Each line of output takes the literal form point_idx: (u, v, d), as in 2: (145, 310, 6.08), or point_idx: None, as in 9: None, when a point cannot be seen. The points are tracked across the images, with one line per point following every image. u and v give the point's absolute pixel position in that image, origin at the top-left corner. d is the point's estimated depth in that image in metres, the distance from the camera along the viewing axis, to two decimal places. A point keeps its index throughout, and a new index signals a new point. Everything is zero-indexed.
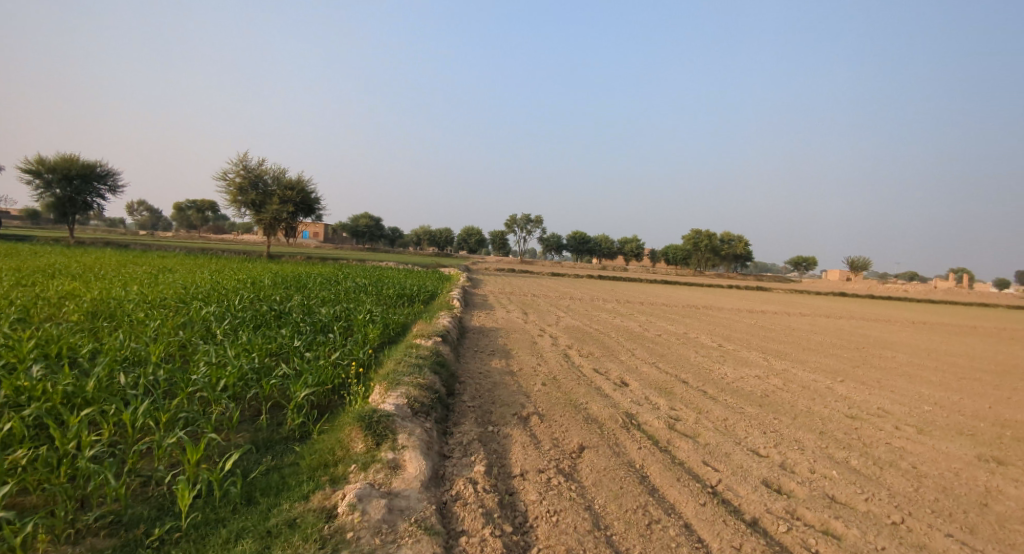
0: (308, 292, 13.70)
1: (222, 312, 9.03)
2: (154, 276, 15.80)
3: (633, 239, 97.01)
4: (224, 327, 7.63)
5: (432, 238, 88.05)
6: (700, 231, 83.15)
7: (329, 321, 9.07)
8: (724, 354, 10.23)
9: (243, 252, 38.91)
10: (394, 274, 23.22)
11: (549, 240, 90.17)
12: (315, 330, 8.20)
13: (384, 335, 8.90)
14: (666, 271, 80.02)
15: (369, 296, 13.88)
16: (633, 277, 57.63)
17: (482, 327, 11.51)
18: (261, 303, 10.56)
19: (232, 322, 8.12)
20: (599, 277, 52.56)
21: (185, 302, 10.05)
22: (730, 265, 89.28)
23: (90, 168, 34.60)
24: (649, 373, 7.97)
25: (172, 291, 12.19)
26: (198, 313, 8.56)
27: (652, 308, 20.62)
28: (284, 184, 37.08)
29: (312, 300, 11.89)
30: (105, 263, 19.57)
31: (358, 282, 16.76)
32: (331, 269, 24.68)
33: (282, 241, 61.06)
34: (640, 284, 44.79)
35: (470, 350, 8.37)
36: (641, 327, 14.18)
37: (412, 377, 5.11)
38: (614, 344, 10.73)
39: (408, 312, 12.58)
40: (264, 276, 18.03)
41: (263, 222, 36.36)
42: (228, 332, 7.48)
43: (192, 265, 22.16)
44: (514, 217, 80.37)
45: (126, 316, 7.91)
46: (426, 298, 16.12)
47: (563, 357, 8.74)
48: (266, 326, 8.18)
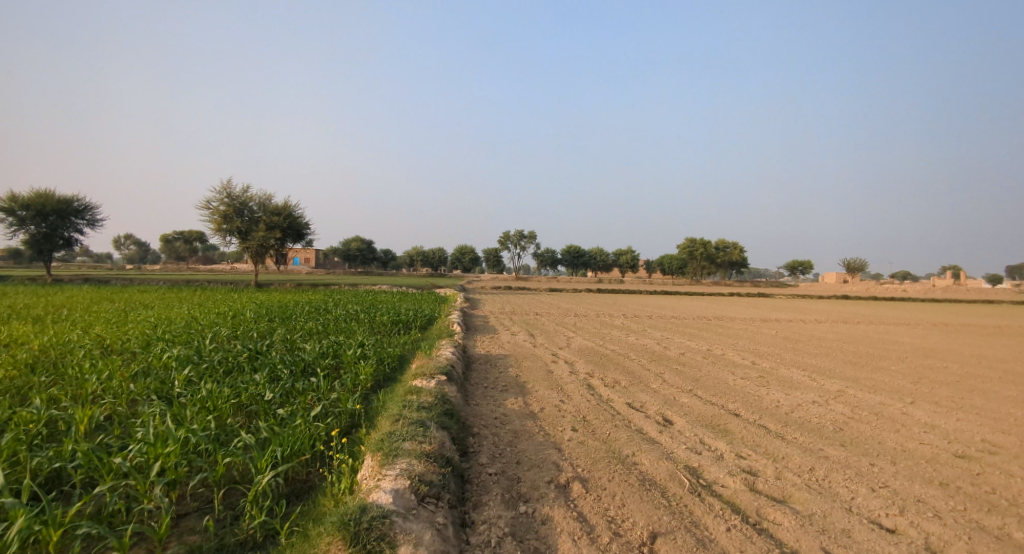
0: (294, 324, 12.45)
1: (189, 354, 7.78)
2: (125, 314, 14.47)
3: (628, 250, 96.41)
4: (183, 377, 6.38)
5: (426, 258, 87.01)
6: (695, 239, 82.81)
7: (314, 358, 7.85)
8: (763, 374, 9.07)
9: (232, 282, 37.55)
10: (389, 298, 21.99)
11: (544, 256, 89.41)
12: (296, 373, 6.97)
13: (377, 375, 7.67)
14: (663, 282, 79.23)
15: (360, 325, 12.63)
16: (633, 289, 56.65)
17: (488, 355, 10.28)
18: (237, 341, 9.31)
19: (193, 369, 6.87)
20: (598, 290, 51.61)
21: (147, 344, 8.79)
22: (727, 273, 88.74)
23: (66, 203, 33.42)
24: (690, 405, 6.78)
25: (137, 331, 10.91)
26: (157, 359, 7.31)
27: (664, 323, 19.43)
28: (271, 211, 35.98)
29: (296, 334, 10.65)
30: (78, 301, 18.28)
31: (348, 310, 15.50)
32: (321, 296, 23.47)
33: (273, 269, 59.77)
34: (642, 297, 43.74)
35: (478, 388, 7.14)
36: (660, 345, 12.98)
37: (415, 442, 3.91)
38: (638, 369, 9.53)
39: (404, 342, 11.34)
40: (247, 308, 16.74)
41: (250, 249, 35.14)
42: (187, 383, 6.24)
43: (171, 299, 20.88)
44: (507, 234, 79.66)
45: (66, 368, 6.64)
46: (424, 324, 14.87)
47: (586, 389, 7.54)
48: (235, 373, 6.91)
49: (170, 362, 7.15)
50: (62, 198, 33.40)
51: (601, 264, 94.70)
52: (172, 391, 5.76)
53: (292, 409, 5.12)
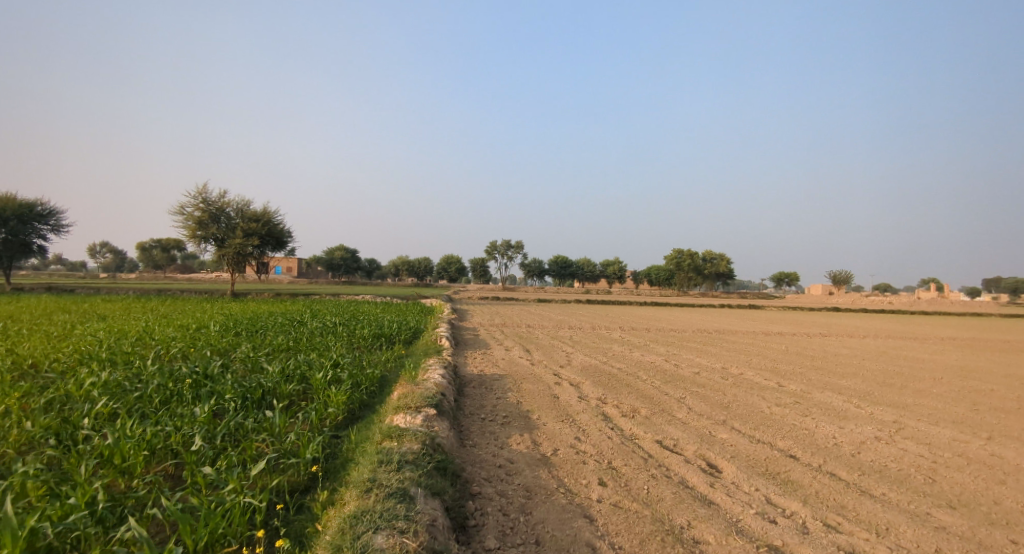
0: (262, 338, 11.02)
1: (121, 377, 6.33)
2: (71, 326, 12.86)
3: (616, 261, 95.98)
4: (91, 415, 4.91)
5: (412, 268, 85.50)
6: (681, 251, 82.72)
7: (276, 382, 6.46)
8: (798, 401, 7.98)
9: (207, 291, 35.67)
10: (372, 309, 20.64)
11: (532, 267, 88.49)
12: (247, 405, 5.58)
13: (349, 405, 6.30)
14: (652, 293, 78.64)
15: (336, 340, 11.24)
16: (622, 301, 55.91)
17: (482, 376, 8.99)
18: (186, 358, 7.88)
19: (115, 401, 5.41)
20: (588, 301, 50.67)
21: (73, 365, 7.29)
22: (714, 285, 88.60)
23: (29, 207, 31.44)
24: (733, 444, 5.59)
25: (72, 346, 9.38)
26: (72, 385, 5.83)
27: (664, 336, 18.32)
28: (250, 217, 34.38)
29: (261, 351, 9.22)
30: (24, 311, 16.53)
31: (325, 322, 14.06)
32: (300, 306, 21.97)
33: (252, 278, 57.79)
34: (632, 308, 42.99)
35: (474, 422, 5.81)
36: (669, 363, 11.83)
37: (391, 534, 2.62)
38: (655, 393, 8.33)
39: (385, 361, 9.96)
40: (213, 319, 15.22)
41: (227, 257, 33.47)
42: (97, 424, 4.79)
43: (134, 309, 19.19)
44: (495, 244, 78.65)
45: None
46: (408, 339, 13.50)
47: (603, 422, 6.30)
48: (168, 405, 5.47)
49: (87, 389, 5.68)
50: (24, 202, 31.42)
51: (589, 275, 94.12)
52: (68, 437, 4.29)
53: (223, 470, 3.73)
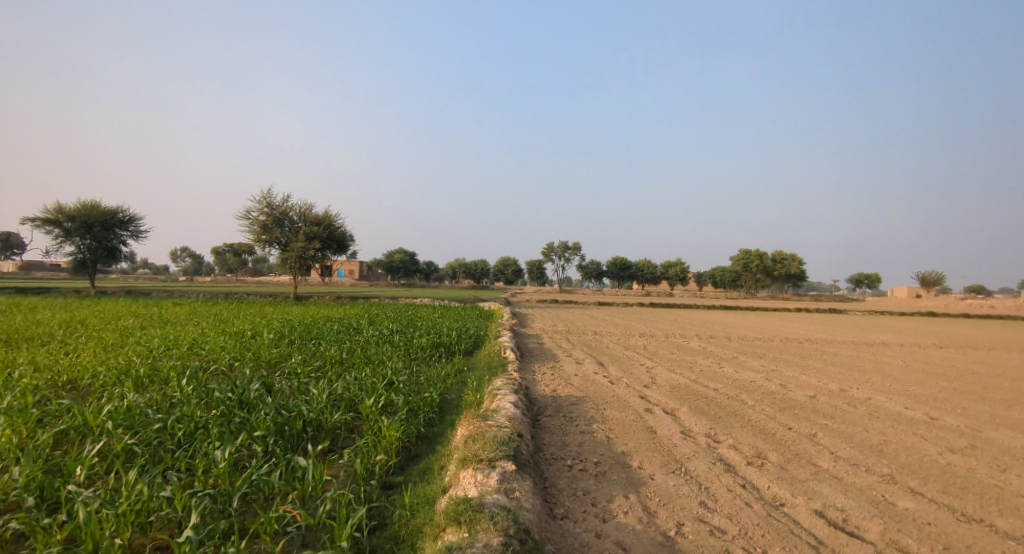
0: (315, 349, 10.22)
1: (150, 397, 5.47)
2: (133, 332, 12.70)
3: (677, 262, 91.84)
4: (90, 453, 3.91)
5: (468, 270, 85.58)
6: (749, 251, 77.78)
7: (320, 409, 5.43)
8: (975, 444, 6.15)
9: (272, 294, 36.54)
10: (431, 313, 19.84)
11: (589, 268, 86.29)
12: (280, 444, 4.48)
13: (402, 444, 5.12)
14: (718, 295, 74.35)
15: (392, 352, 10.26)
16: (688, 304, 52.85)
17: (557, 399, 7.66)
18: (228, 374, 7.05)
19: (128, 433, 4.44)
20: (650, 304, 48.29)
21: (107, 377, 6.55)
22: (786, 287, 82.67)
23: (111, 214, 33.17)
24: (931, 521, 3.98)
25: (123, 356, 8.87)
26: (88, 404, 4.94)
27: (752, 346, 16.25)
28: (311, 220, 34.79)
29: (309, 366, 8.32)
30: (97, 316, 16.83)
31: (382, 329, 13.22)
32: (358, 310, 21.55)
33: (315, 281, 59.41)
34: (701, 312, 40.29)
35: (560, 476, 4.46)
36: (773, 382, 10.06)
37: None
38: (776, 428, 6.73)
39: (445, 379, 8.82)
40: (272, 325, 14.78)
41: (290, 260, 34.04)
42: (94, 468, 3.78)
43: (199, 313, 19.35)
44: (551, 245, 77.09)
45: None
46: (469, 350, 12.38)
47: (729, 476, 4.82)
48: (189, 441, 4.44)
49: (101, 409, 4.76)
50: (107, 209, 33.20)
51: (649, 276, 90.65)
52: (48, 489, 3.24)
53: None
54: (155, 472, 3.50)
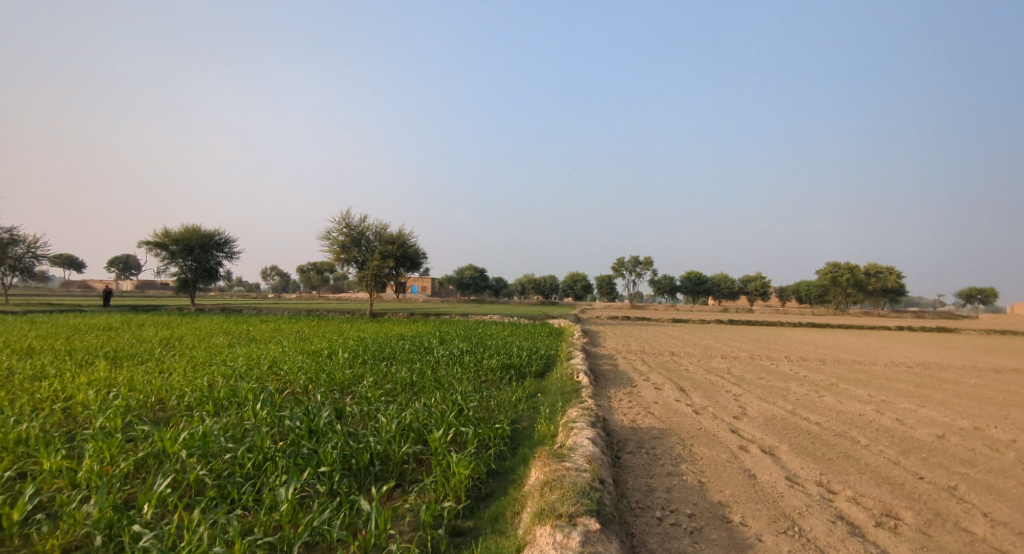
0: (386, 370, 10.22)
1: (226, 424, 5.58)
2: (223, 350, 13.45)
3: (757, 276, 86.30)
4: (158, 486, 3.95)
5: (536, 286, 85.47)
6: (839, 263, 71.55)
7: (388, 440, 5.25)
8: None
9: (349, 311, 38.18)
10: (501, 332, 19.67)
11: (661, 283, 83.21)
12: (346, 482, 4.30)
13: (472, 483, 4.76)
14: (804, 311, 68.82)
15: (462, 375, 10.04)
16: (772, 321, 49.22)
17: (636, 432, 7.04)
18: (301, 398, 7.11)
19: (200, 465, 4.49)
20: (730, 321, 45.44)
21: (193, 403, 6.85)
22: (885, 303, 74.97)
23: (209, 237, 36.25)
24: None
25: (211, 376, 9.31)
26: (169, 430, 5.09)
27: (855, 371, 14.48)
28: (386, 239, 36.08)
29: (380, 391, 8.23)
30: (195, 333, 18.17)
31: (452, 349, 13.12)
32: (429, 328, 21.80)
33: (390, 298, 61.67)
34: (788, 331, 37.21)
35: (649, 532, 3.90)
36: (888, 415, 8.72)
37: None
38: (904, 476, 5.66)
39: (516, 407, 8.43)
40: (347, 343, 15.16)
41: (365, 278, 35.40)
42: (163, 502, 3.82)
43: (283, 331, 20.41)
44: (621, 260, 75.26)
45: (33, 448, 4.60)
46: (540, 372, 11.93)
47: (856, 542, 3.98)
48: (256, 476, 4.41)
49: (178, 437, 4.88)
50: (206, 233, 36.34)
51: (726, 291, 85.88)
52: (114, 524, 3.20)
53: None
54: (218, 512, 3.42)
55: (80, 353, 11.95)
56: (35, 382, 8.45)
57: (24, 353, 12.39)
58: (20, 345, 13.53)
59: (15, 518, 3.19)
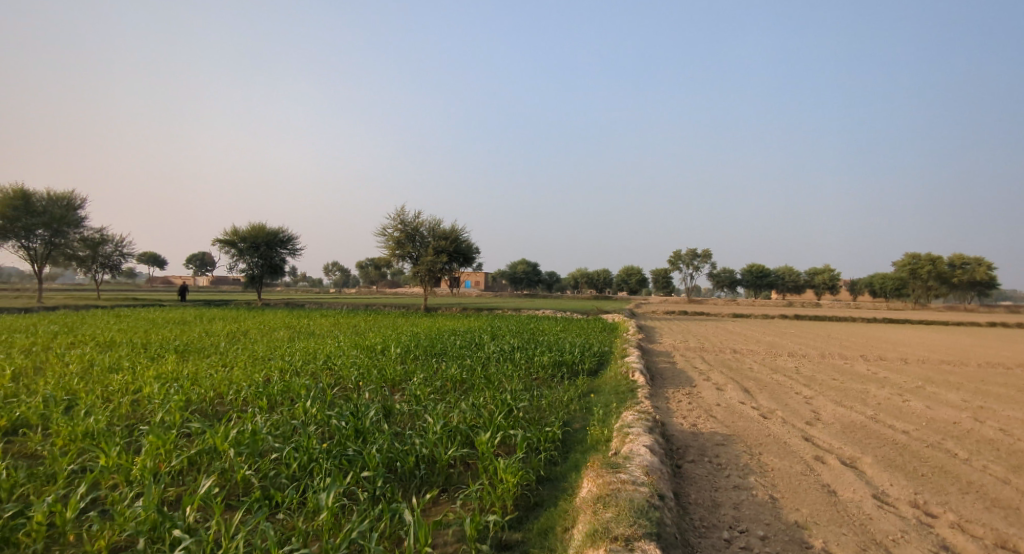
0: (436, 366, 10.15)
1: (278, 423, 5.79)
2: (283, 345, 13.98)
3: (826, 268, 80.85)
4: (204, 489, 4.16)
5: (590, 280, 84.31)
6: (919, 254, 65.71)
7: (434, 443, 5.16)
8: None
9: (405, 306, 39.02)
10: (553, 327, 19.33)
11: (721, 276, 79.75)
12: (387, 488, 4.27)
13: (520, 492, 4.53)
14: (882, 305, 63.71)
15: (511, 372, 9.79)
16: (843, 317, 45.85)
17: (696, 437, 6.55)
18: (353, 395, 7.18)
19: (247, 464, 4.71)
20: (798, 316, 42.69)
21: (250, 400, 7.16)
22: (973, 297, 68.22)
23: (274, 235, 38.17)
24: None
25: (269, 371, 9.63)
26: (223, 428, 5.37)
27: (945, 372, 12.96)
28: (439, 234, 36.53)
29: (430, 388, 8.15)
30: (260, 328, 19.10)
31: (502, 346, 12.93)
32: (481, 323, 21.79)
33: (445, 293, 62.76)
34: (861, 327, 34.46)
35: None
36: (990, 423, 7.57)
37: None
38: (1020, 498, 4.76)
39: (568, 407, 8.09)
40: (400, 338, 15.35)
41: (419, 273, 35.98)
42: (209, 503, 4.04)
43: (342, 325, 21.08)
44: (678, 253, 72.75)
45: (100, 445, 4.99)
46: (592, 370, 11.50)
47: None
48: (299, 480, 4.53)
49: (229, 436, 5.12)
50: (272, 231, 38.27)
51: (793, 284, 81.05)
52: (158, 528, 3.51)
53: None
54: (254, 518, 3.62)
55: (156, 346, 12.78)
56: (111, 375, 9.03)
57: (109, 345, 13.42)
58: (107, 338, 14.70)
59: (71, 516, 3.55)
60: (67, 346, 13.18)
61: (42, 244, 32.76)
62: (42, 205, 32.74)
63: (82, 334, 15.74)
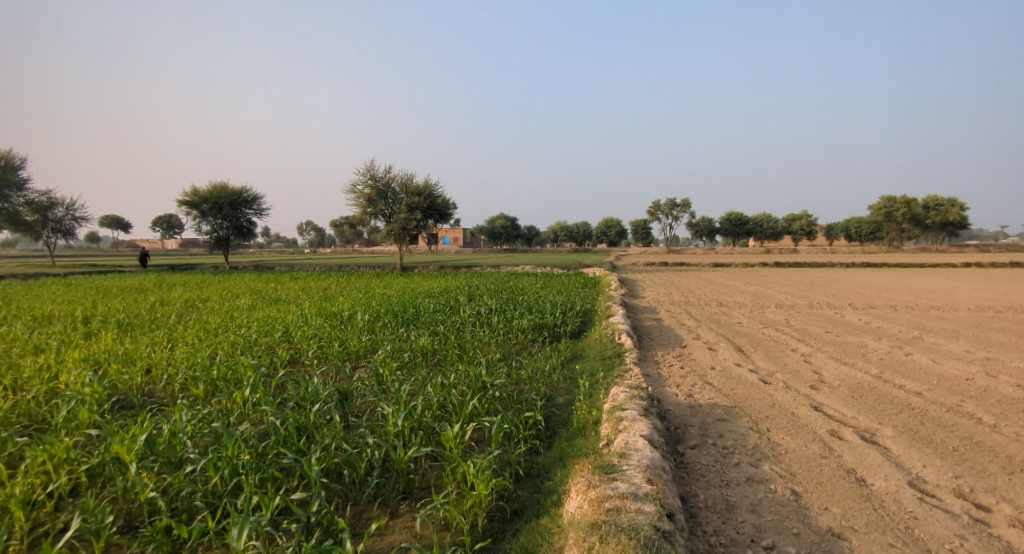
0: (405, 336, 9.26)
1: (207, 418, 4.85)
2: (240, 314, 12.86)
3: (803, 214, 81.23)
4: (87, 527, 3.25)
5: (571, 233, 83.51)
6: (894, 197, 66.15)
7: (391, 442, 4.34)
8: None
9: (379, 265, 37.74)
10: (534, 284, 18.55)
11: (700, 226, 79.63)
12: (327, 513, 3.43)
13: (494, 502, 3.75)
14: (856, 250, 64.59)
15: (487, 340, 8.95)
16: (820, 262, 46.21)
17: (693, 411, 5.89)
18: (304, 378, 6.27)
19: (155, 482, 3.80)
20: (776, 264, 42.75)
21: (184, 388, 6.15)
22: (943, 239, 69.61)
23: (237, 194, 35.97)
24: None
25: (217, 347, 8.57)
26: (132, 430, 4.39)
27: (936, 319, 12.55)
28: (412, 190, 34.85)
29: (395, 364, 7.27)
30: (222, 294, 17.82)
31: (479, 308, 12.09)
32: (458, 282, 20.87)
33: (422, 250, 61.39)
34: (839, 272, 34.56)
35: None
36: (1005, 378, 7.01)
37: None
38: None
39: (549, 380, 7.32)
40: (369, 303, 14.34)
41: (392, 231, 34.52)
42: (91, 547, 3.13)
43: (310, 289, 19.91)
44: (657, 203, 71.84)
45: None
46: (576, 332, 10.72)
47: None
48: (220, 501, 3.65)
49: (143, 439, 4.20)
50: (234, 190, 36.03)
51: (770, 232, 81.58)
52: None
53: None
54: None
55: (95, 320, 11.52)
56: (29, 357, 7.85)
57: (45, 319, 12.12)
58: (45, 311, 13.33)
59: None
60: None
61: None
62: None
63: (18, 307, 14.31)
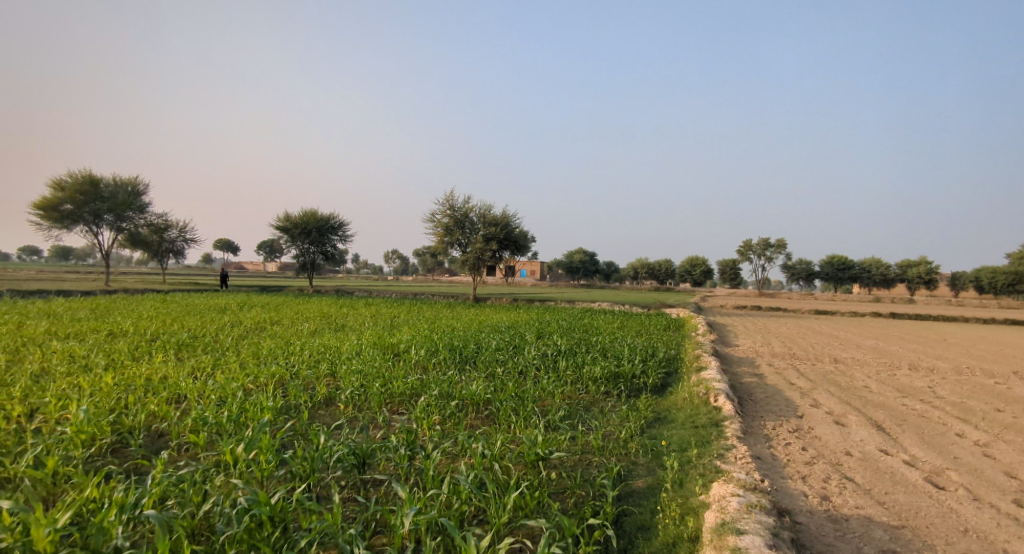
0: (455, 378, 8.06)
1: (187, 476, 3.91)
2: (298, 339, 12.39)
3: (923, 260, 71.60)
4: None
5: (650, 270, 79.84)
6: None
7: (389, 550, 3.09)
8: None
9: (452, 296, 37.52)
10: (610, 324, 16.84)
11: (797, 269, 72.78)
12: None
13: None
14: (994, 303, 55.28)
15: (550, 391, 7.47)
16: (951, 315, 39.62)
17: (831, 527, 4.09)
18: (323, 430, 5.24)
19: None
20: (894, 315, 37.15)
21: (190, 426, 5.31)
22: None
23: (325, 221, 37.68)
24: None
25: (251, 380, 7.80)
26: (91, 486, 3.52)
27: None
28: (488, 221, 34.51)
29: (435, 419, 6.04)
30: (292, 318, 17.81)
31: (546, 348, 10.68)
32: (528, 317, 19.57)
33: (498, 282, 61.18)
34: (980, 329, 29.04)
35: None
36: None
37: None
38: None
39: (625, 452, 5.71)
40: (430, 336, 13.39)
41: (467, 262, 34.22)
42: None
43: (377, 316, 19.52)
44: (749, 242, 66.75)
45: None
46: (659, 387, 8.91)
47: None
48: None
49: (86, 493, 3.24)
50: (322, 217, 37.77)
51: (882, 278, 72.69)
52: None
53: None
54: None
55: (161, 338, 11.53)
56: (63, 374, 7.47)
57: (117, 333, 12.31)
58: (120, 324, 13.66)
59: None
60: (78, 330, 12.24)
61: (109, 228, 34.00)
62: (109, 191, 33.74)
63: (102, 318, 14.88)
